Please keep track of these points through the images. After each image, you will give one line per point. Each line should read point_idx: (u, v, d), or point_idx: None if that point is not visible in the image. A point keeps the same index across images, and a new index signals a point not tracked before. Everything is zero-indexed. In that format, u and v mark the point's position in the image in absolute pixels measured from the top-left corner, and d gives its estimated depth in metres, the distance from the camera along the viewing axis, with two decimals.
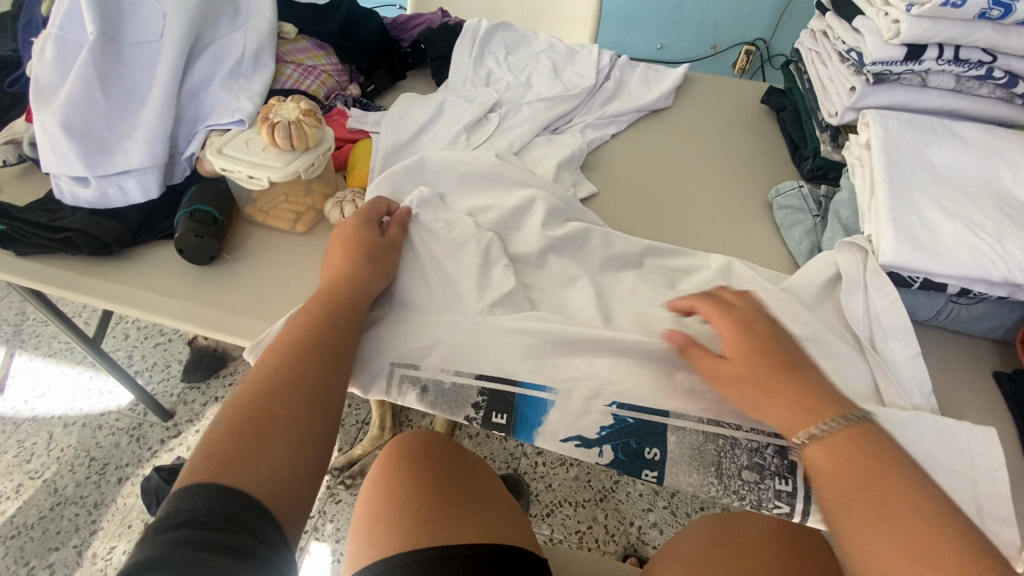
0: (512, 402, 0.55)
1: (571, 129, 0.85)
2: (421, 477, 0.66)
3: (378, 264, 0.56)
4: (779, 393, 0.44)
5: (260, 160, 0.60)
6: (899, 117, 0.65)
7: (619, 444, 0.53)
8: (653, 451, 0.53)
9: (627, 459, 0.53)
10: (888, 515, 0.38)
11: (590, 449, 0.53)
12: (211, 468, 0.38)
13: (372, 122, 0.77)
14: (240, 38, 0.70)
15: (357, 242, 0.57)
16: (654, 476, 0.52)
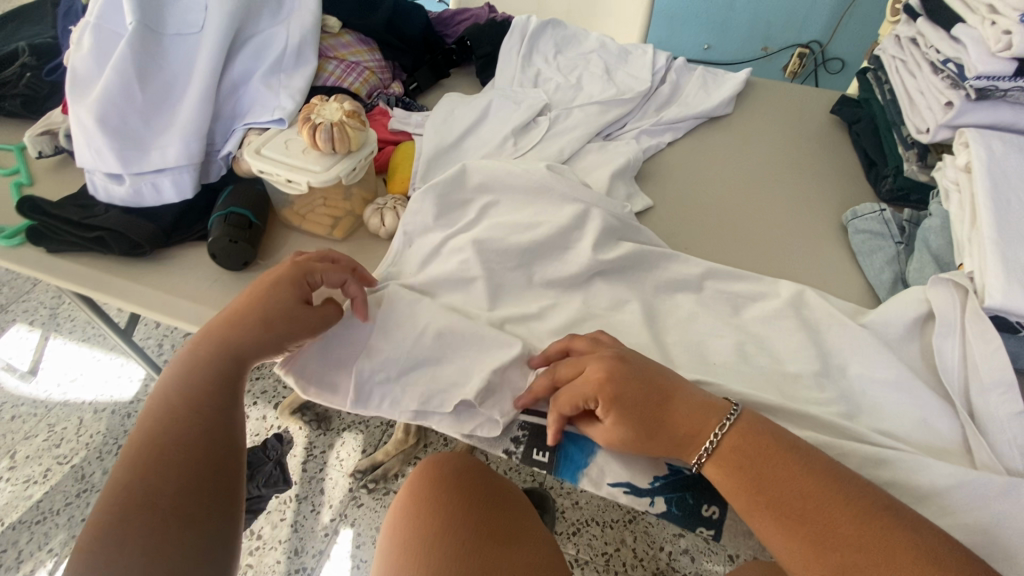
0: (556, 439, 0.50)
1: (623, 135, 0.79)
2: (452, 505, 0.61)
3: (296, 329, 0.49)
4: (803, 476, 0.40)
5: (300, 164, 0.56)
6: (1004, 139, 0.57)
7: (674, 497, 0.47)
8: (710, 507, 0.47)
9: (681, 514, 0.47)
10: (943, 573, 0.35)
11: (641, 499, 0.47)
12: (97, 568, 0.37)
13: (415, 123, 0.73)
14: (283, 31, 0.66)
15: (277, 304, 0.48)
16: (710, 535, 0.47)
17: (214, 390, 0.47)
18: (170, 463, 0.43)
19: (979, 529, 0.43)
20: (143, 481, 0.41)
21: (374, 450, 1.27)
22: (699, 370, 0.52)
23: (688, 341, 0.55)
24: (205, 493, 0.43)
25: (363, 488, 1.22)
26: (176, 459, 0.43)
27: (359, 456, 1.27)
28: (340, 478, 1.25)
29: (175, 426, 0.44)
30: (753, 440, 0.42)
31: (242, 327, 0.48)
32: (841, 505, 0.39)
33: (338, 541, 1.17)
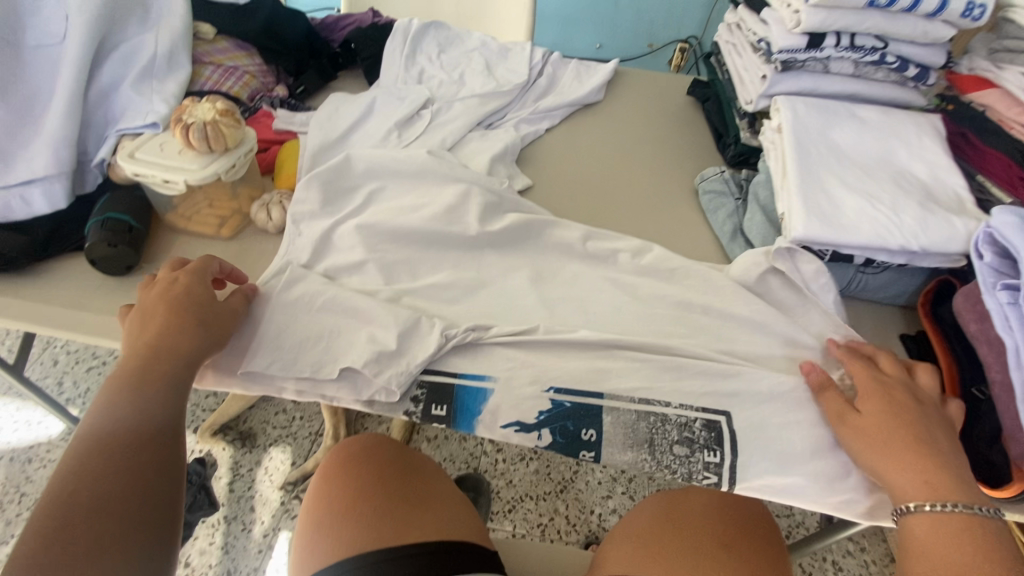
0: (452, 392, 0.53)
1: (505, 124, 0.85)
2: (362, 482, 0.66)
3: (211, 327, 0.50)
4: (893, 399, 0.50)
5: (174, 164, 0.57)
6: (807, 102, 0.68)
7: (557, 428, 0.52)
8: (589, 432, 0.52)
9: (564, 442, 0.52)
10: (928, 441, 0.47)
11: (528, 433, 0.53)
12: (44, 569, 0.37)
13: (299, 122, 0.75)
14: (152, 38, 0.67)
15: (186, 301, 0.50)
16: (591, 456, 0.52)
17: (161, 394, 0.46)
18: (110, 469, 0.42)
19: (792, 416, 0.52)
20: (66, 507, 0.40)
21: (304, 460, 1.26)
22: (570, 320, 0.58)
23: (563, 296, 0.61)
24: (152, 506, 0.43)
25: (296, 499, 1.22)
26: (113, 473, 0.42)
27: (289, 468, 1.26)
28: (271, 493, 1.23)
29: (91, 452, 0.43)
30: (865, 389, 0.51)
31: (150, 352, 0.48)
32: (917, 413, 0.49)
33: (274, 555, 1.15)
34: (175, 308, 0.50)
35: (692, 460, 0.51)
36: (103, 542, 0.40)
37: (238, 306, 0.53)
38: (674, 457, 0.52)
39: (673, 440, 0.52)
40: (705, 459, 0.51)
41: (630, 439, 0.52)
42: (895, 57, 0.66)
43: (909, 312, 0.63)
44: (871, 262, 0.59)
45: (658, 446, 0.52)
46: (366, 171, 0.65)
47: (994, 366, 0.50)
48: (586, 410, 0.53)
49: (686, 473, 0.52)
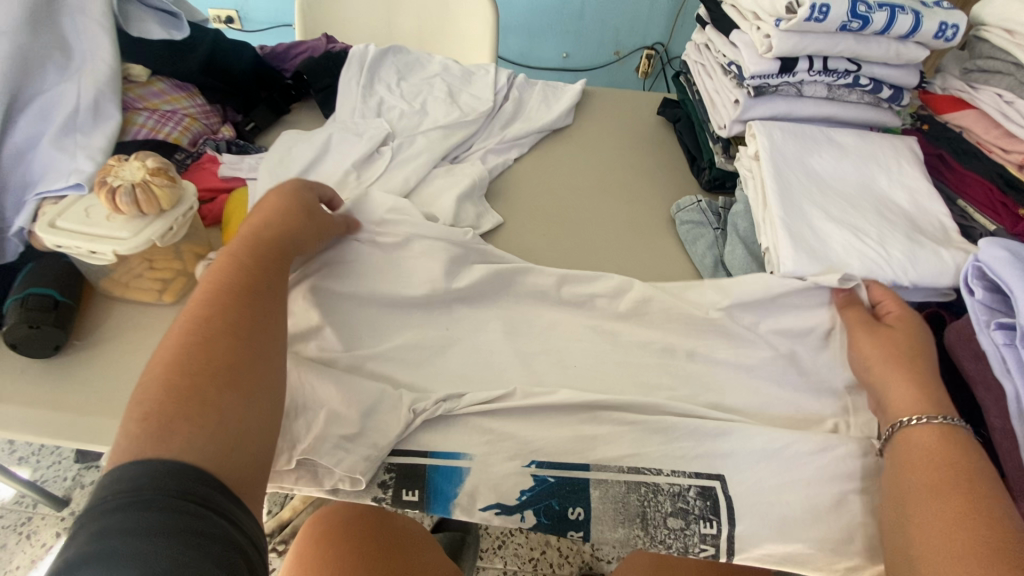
0: (423, 474, 0.49)
1: (471, 156, 0.81)
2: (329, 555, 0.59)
3: (316, 221, 0.56)
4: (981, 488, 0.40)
5: (103, 232, 0.52)
6: (783, 128, 0.65)
7: (542, 508, 0.48)
8: (577, 509, 0.48)
9: (550, 523, 0.48)
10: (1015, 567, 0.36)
11: (512, 515, 0.48)
12: (174, 395, 0.37)
13: (248, 168, 0.70)
14: (74, 87, 0.61)
15: (298, 198, 0.56)
16: (580, 536, 0.48)
17: (272, 273, 0.49)
18: (227, 331, 0.42)
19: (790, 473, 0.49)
20: (182, 377, 0.38)
21: (280, 508, 1.20)
22: (548, 377, 0.55)
23: (540, 350, 0.57)
24: (262, 353, 0.43)
25: (274, 551, 1.15)
26: (226, 364, 0.40)
27: (264, 518, 1.19)
28: None
29: (199, 334, 0.41)
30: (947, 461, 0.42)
31: (271, 255, 0.50)
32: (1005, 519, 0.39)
33: None
34: (285, 201, 0.55)
35: (688, 534, 0.47)
36: (219, 435, 0.37)
37: (336, 204, 0.59)
38: (669, 530, 0.48)
39: (667, 512, 0.48)
40: (702, 531, 0.47)
41: (620, 515, 0.48)
42: (868, 79, 0.64)
43: None
44: None
45: (651, 520, 0.48)
46: None
47: (993, 411, 0.47)
48: (568, 483, 0.49)
49: (683, 548, 0.47)
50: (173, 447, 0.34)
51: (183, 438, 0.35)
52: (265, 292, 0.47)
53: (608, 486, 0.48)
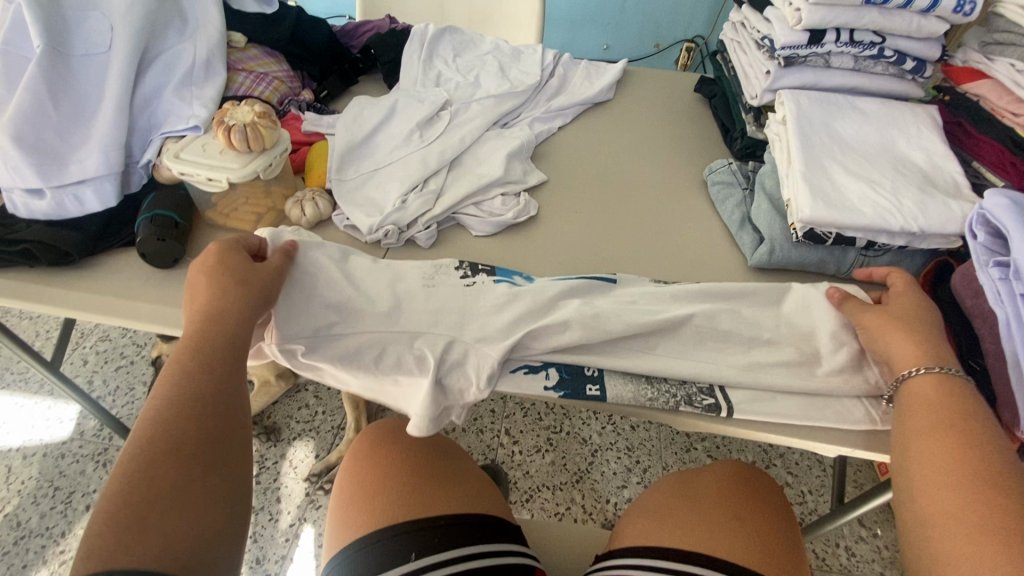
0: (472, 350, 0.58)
1: (519, 123, 0.89)
2: (393, 461, 0.69)
3: (241, 286, 0.51)
4: (900, 307, 0.55)
5: (217, 163, 0.62)
6: (809, 95, 0.71)
7: (563, 366, 0.58)
8: (592, 368, 0.58)
9: (571, 378, 0.57)
10: (905, 319, 0.53)
11: (538, 374, 0.57)
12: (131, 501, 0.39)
13: (326, 125, 0.80)
14: (190, 47, 0.72)
15: (221, 265, 0.52)
16: (597, 390, 0.56)
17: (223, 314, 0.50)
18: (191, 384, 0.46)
19: (797, 388, 0.56)
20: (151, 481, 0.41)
21: (327, 452, 1.30)
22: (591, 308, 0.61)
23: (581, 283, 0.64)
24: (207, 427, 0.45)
25: (320, 490, 1.26)
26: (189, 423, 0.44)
27: (312, 460, 1.30)
28: (295, 485, 1.27)
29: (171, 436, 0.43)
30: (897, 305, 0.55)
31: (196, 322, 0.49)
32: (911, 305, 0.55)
33: (299, 544, 1.19)
34: (211, 271, 0.52)
35: (688, 386, 0.57)
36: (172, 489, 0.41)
37: (276, 263, 0.55)
38: (670, 385, 0.57)
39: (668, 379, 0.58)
40: (697, 386, 0.57)
41: (629, 374, 0.58)
42: (892, 51, 0.70)
43: None
44: (873, 245, 0.62)
45: (654, 380, 0.57)
46: (399, 187, 0.71)
47: (988, 339, 0.54)
48: (609, 373, 0.58)
49: (686, 396, 0.56)
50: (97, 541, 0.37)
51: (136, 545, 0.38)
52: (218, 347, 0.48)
53: (623, 384, 0.57)
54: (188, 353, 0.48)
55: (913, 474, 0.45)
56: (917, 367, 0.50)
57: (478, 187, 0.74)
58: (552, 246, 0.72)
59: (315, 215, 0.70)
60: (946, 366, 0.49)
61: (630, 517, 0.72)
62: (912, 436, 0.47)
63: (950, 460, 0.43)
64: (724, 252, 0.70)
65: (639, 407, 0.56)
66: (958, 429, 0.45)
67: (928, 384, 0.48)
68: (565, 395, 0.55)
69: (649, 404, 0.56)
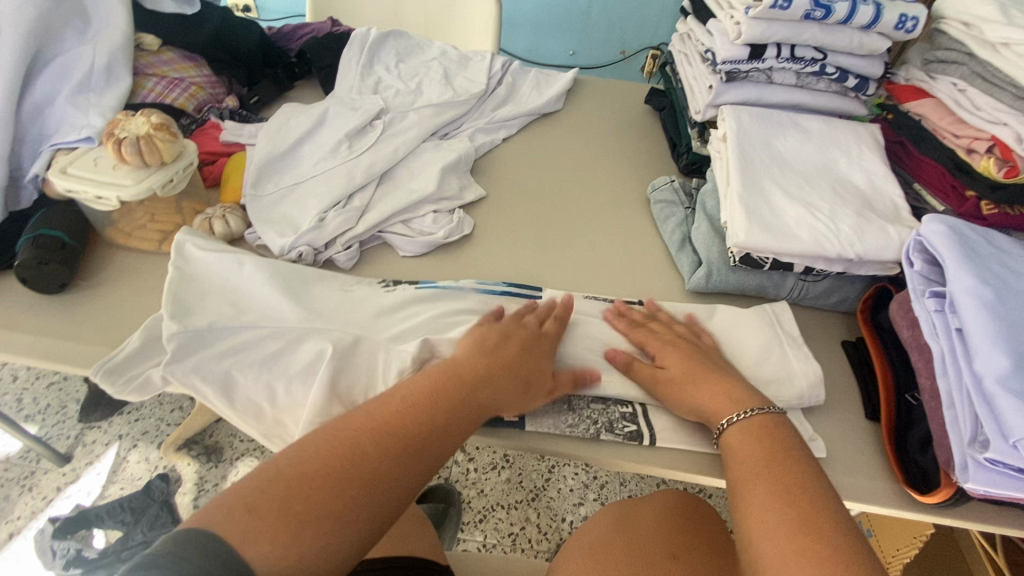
0: None
1: (460, 133, 0.85)
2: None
3: (529, 390, 0.49)
4: (702, 380, 0.51)
5: (108, 179, 0.56)
6: (751, 112, 0.68)
7: None
8: None
9: None
10: (713, 370, 0.51)
11: None
12: (297, 494, 0.36)
13: (247, 134, 0.74)
14: (89, 51, 0.66)
15: (537, 347, 0.51)
16: (514, 417, 0.51)
17: (512, 365, 0.49)
18: (431, 409, 0.44)
19: None
20: (323, 482, 0.38)
21: None
22: None
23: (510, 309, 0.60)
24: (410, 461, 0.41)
25: None
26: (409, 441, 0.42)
27: None
28: None
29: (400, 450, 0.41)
30: (675, 358, 0.52)
31: (454, 372, 0.47)
32: (722, 370, 0.52)
33: None
34: (528, 343, 0.51)
35: (609, 411, 0.53)
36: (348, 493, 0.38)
37: (555, 336, 0.54)
38: (592, 410, 0.53)
39: (590, 400, 0.53)
40: (619, 411, 0.53)
41: (550, 401, 0.53)
42: (834, 67, 0.68)
43: (852, 319, 0.64)
44: (810, 270, 0.60)
45: (576, 405, 0.53)
46: (318, 204, 0.67)
47: (923, 373, 0.51)
48: None
49: (608, 422, 0.52)
50: (218, 516, 0.34)
51: (259, 544, 0.33)
52: (484, 408, 0.47)
53: (546, 416, 0.52)
54: (443, 376, 0.47)
55: (748, 524, 0.41)
56: (728, 416, 0.48)
57: (407, 204, 0.69)
58: (484, 267, 0.68)
59: (225, 234, 0.65)
60: (766, 406, 0.48)
61: (565, 552, 0.68)
62: (747, 490, 0.43)
63: (773, 494, 0.41)
64: (663, 274, 0.68)
65: (559, 436, 0.52)
66: (778, 458, 0.44)
67: (747, 429, 0.47)
68: (481, 420, 0.51)
69: (568, 431, 0.51)
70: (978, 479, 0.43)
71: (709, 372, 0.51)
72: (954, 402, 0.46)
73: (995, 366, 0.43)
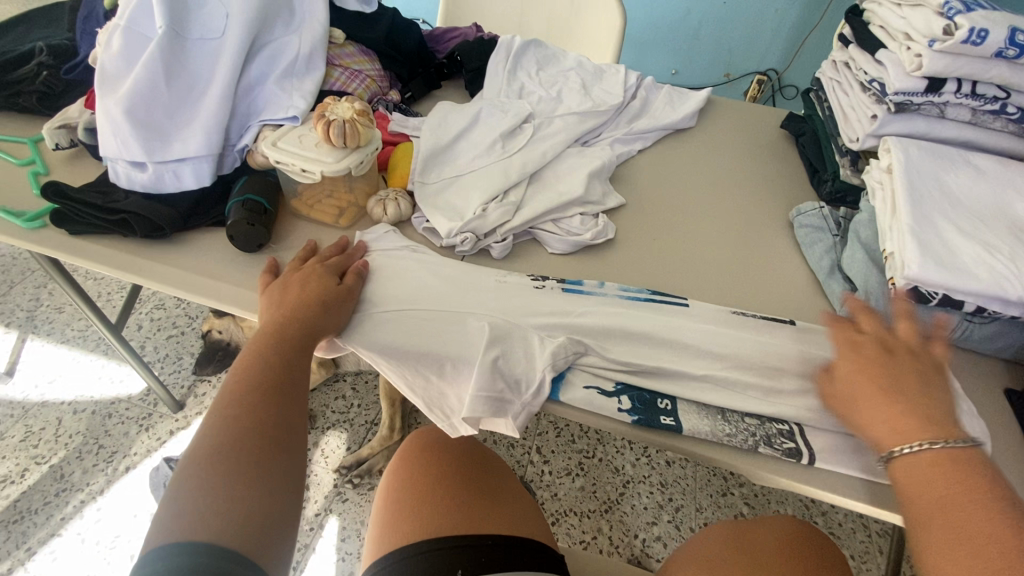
0: None
1: (600, 142, 0.88)
2: (440, 461, 0.71)
3: (331, 311, 0.56)
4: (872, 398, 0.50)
5: (313, 155, 0.63)
6: (919, 145, 0.67)
7: (637, 393, 0.56)
8: (665, 401, 0.56)
9: (643, 407, 0.55)
10: (887, 389, 0.50)
11: (610, 397, 0.56)
12: (222, 473, 0.45)
13: (412, 126, 0.81)
14: (295, 40, 0.74)
15: (311, 292, 0.57)
16: (671, 420, 0.54)
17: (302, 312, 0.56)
18: (243, 371, 0.52)
19: None
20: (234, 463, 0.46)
21: (359, 446, 1.31)
22: (672, 342, 0.59)
23: (660, 314, 0.62)
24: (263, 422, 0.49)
25: (349, 484, 1.26)
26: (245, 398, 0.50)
27: (343, 453, 1.31)
28: (325, 475, 1.27)
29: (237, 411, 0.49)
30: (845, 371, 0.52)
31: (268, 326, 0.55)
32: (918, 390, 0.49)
33: (323, 535, 1.19)
34: (303, 294, 0.57)
35: (765, 427, 0.54)
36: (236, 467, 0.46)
37: (352, 286, 0.59)
38: (747, 424, 0.55)
39: (744, 414, 0.55)
40: (775, 428, 0.54)
41: (705, 409, 0.55)
42: (1016, 107, 0.65)
43: (1015, 368, 0.62)
44: (981, 311, 0.58)
45: (731, 417, 0.55)
46: (479, 195, 0.71)
47: None
48: (687, 410, 0.55)
49: (764, 437, 0.54)
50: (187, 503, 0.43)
51: (208, 517, 0.42)
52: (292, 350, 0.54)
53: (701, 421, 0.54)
54: (267, 338, 0.54)
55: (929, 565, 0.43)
56: (899, 445, 0.47)
57: (559, 204, 0.72)
58: (629, 271, 0.70)
59: (396, 216, 0.70)
60: (954, 439, 0.45)
61: (676, 564, 0.69)
62: (923, 530, 0.44)
63: (955, 543, 0.42)
64: (809, 298, 0.67)
65: (714, 443, 0.54)
66: (971, 501, 0.43)
67: (916, 464, 0.46)
68: (641, 420, 0.54)
69: (725, 440, 0.54)
70: None
71: (884, 391, 0.50)
72: None
73: None
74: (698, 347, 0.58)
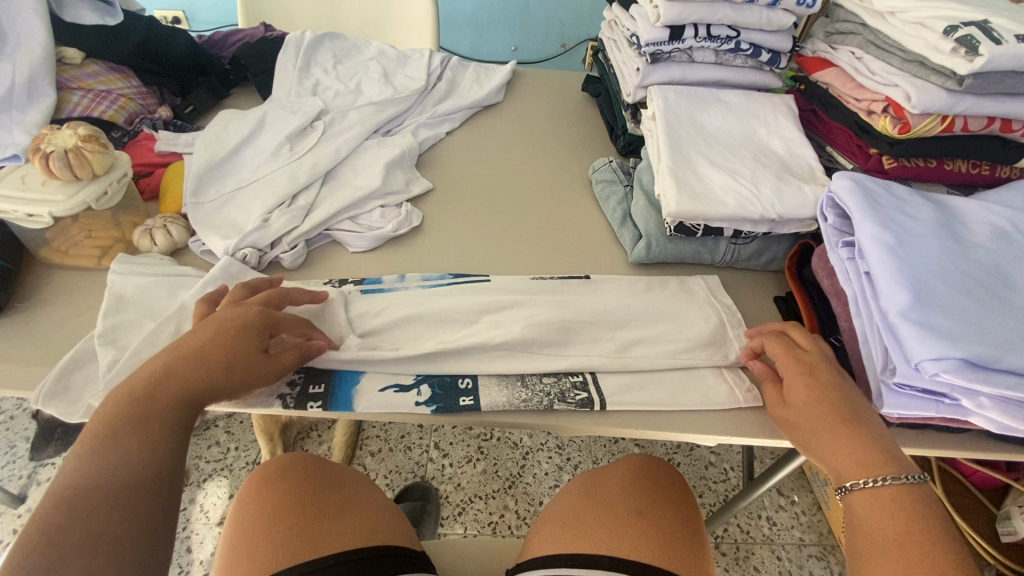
0: (329, 371, 0.54)
1: (402, 129, 0.86)
2: (234, 537, 0.63)
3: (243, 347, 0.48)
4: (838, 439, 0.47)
5: (37, 195, 0.55)
6: (676, 91, 0.72)
7: (436, 380, 0.54)
8: (466, 380, 0.55)
9: (443, 393, 0.54)
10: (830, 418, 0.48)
11: (409, 392, 0.53)
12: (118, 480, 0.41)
13: (184, 144, 0.74)
14: (7, 68, 0.64)
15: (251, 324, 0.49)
16: (470, 401, 0.53)
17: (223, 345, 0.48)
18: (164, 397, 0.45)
19: (675, 381, 0.56)
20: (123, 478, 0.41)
21: None
22: (470, 319, 0.59)
23: (461, 294, 0.62)
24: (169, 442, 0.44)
25: None
26: (124, 522, 0.39)
27: (226, 502, 1.21)
28: (208, 530, 1.18)
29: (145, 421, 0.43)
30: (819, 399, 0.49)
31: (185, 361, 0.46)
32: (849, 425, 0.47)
33: None
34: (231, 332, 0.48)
35: (561, 381, 0.55)
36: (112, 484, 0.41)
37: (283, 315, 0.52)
38: (543, 382, 0.55)
39: (543, 373, 0.56)
40: (572, 380, 0.56)
41: (504, 378, 0.55)
42: (748, 44, 0.72)
43: (781, 277, 0.69)
44: (739, 233, 0.64)
45: (531, 381, 0.55)
46: (263, 205, 0.67)
47: (842, 316, 0.56)
48: (488, 384, 0.55)
49: (561, 393, 0.54)
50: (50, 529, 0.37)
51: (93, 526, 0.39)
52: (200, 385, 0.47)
53: (503, 389, 0.54)
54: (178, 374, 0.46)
55: None
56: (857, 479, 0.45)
57: (353, 200, 0.70)
58: (435, 256, 0.69)
59: (168, 245, 0.64)
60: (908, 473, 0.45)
61: (537, 525, 0.70)
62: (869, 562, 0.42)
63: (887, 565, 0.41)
64: (607, 249, 0.71)
65: (517, 411, 0.54)
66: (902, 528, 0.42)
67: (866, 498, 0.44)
68: (439, 408, 0.52)
69: (525, 406, 0.53)
70: (892, 402, 0.48)
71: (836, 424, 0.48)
72: (868, 337, 0.51)
73: (898, 300, 0.47)
74: (496, 319, 0.59)
